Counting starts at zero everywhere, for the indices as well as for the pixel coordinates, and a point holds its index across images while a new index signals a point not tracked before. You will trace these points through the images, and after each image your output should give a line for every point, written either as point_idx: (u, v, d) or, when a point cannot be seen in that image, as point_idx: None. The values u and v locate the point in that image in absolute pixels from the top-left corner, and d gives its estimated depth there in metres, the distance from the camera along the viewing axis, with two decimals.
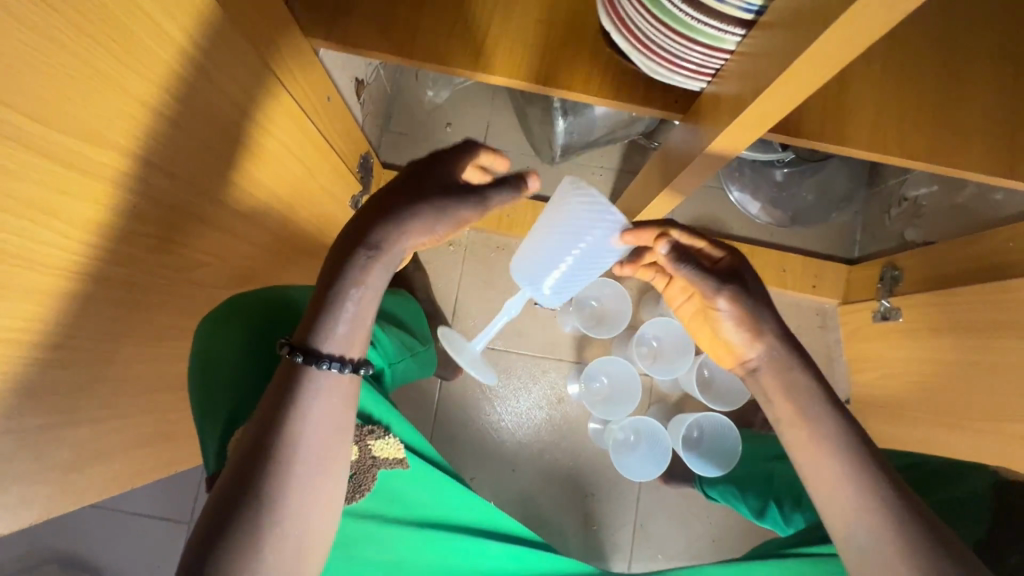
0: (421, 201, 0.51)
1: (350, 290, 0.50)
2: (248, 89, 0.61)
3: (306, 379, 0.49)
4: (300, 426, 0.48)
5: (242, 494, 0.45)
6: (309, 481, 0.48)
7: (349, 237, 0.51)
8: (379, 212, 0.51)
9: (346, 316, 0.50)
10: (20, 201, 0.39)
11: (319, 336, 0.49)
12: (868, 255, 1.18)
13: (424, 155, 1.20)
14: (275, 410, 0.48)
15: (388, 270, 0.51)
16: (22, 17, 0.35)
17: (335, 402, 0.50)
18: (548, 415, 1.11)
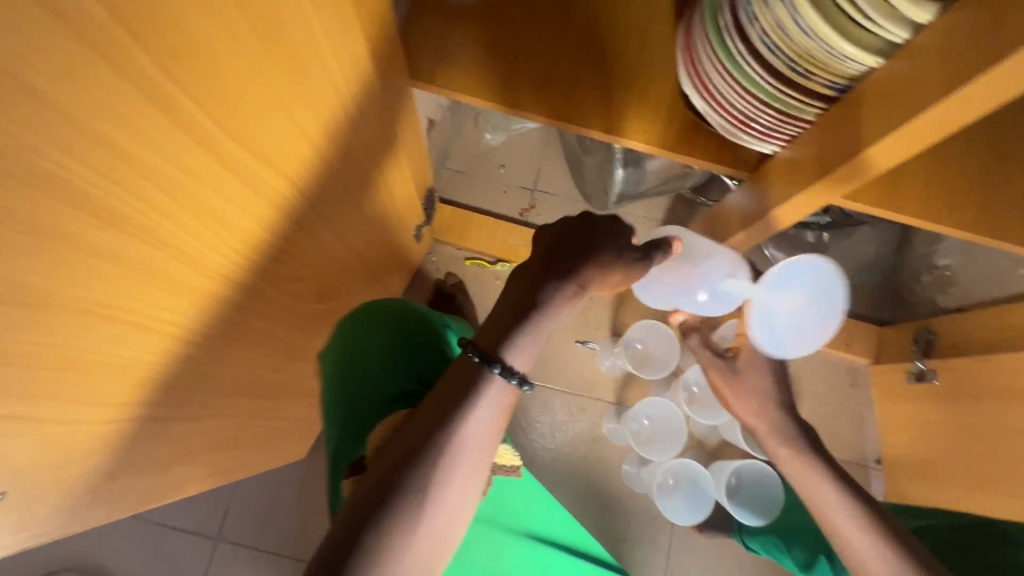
0: (610, 241, 0.57)
1: (544, 316, 0.54)
2: (368, 124, 0.67)
3: (483, 385, 0.52)
4: (467, 427, 0.51)
5: (404, 476, 0.48)
6: (465, 481, 0.51)
7: (553, 265, 0.56)
8: (582, 245, 0.56)
9: (533, 339, 0.54)
10: (197, 202, 0.43)
11: (510, 351, 0.53)
12: (898, 319, 1.22)
13: (477, 192, 1.26)
14: (444, 405, 0.52)
15: (575, 302, 0.56)
16: (244, 48, 0.40)
17: (500, 412, 0.53)
18: (585, 453, 1.13)
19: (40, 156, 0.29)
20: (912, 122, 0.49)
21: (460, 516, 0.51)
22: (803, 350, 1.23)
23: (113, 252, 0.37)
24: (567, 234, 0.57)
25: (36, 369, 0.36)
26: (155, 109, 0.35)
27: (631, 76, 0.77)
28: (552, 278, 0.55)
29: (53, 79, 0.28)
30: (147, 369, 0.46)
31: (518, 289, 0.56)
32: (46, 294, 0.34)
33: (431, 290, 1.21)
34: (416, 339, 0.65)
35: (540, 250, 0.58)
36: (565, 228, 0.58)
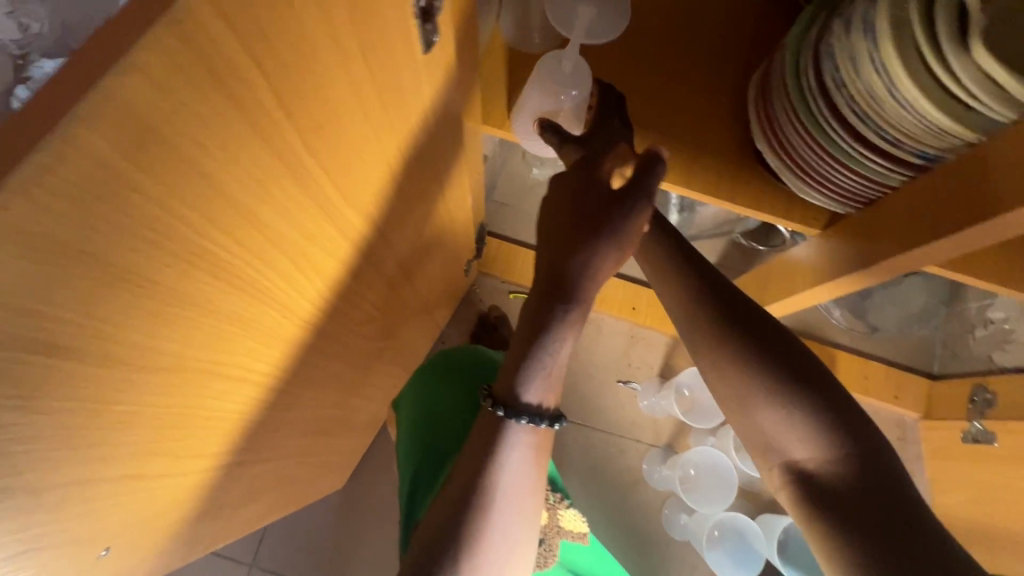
0: (595, 236, 0.51)
1: (548, 353, 0.51)
2: (441, 169, 0.68)
3: (504, 432, 0.51)
4: (501, 475, 0.50)
5: (452, 536, 0.48)
6: (507, 529, 0.50)
7: (549, 294, 0.51)
8: (574, 266, 0.51)
9: (545, 373, 0.52)
10: (308, 260, 0.43)
11: (522, 392, 0.51)
12: (948, 372, 1.19)
13: (523, 225, 1.26)
14: (481, 456, 0.51)
15: (582, 321, 0.52)
16: (371, 115, 0.41)
17: (531, 452, 0.52)
18: (625, 497, 1.11)
19: (197, 233, 0.29)
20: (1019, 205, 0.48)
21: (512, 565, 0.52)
22: None
23: (235, 315, 0.37)
24: (554, 252, 0.52)
25: (156, 429, 0.36)
26: (291, 181, 0.35)
27: (700, 129, 0.77)
28: (553, 315, 0.51)
29: (221, 163, 0.28)
30: (240, 419, 0.47)
31: (519, 331, 0.52)
32: (179, 359, 0.34)
33: (473, 321, 1.21)
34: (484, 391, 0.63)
35: (535, 273, 0.53)
36: (553, 240, 0.53)
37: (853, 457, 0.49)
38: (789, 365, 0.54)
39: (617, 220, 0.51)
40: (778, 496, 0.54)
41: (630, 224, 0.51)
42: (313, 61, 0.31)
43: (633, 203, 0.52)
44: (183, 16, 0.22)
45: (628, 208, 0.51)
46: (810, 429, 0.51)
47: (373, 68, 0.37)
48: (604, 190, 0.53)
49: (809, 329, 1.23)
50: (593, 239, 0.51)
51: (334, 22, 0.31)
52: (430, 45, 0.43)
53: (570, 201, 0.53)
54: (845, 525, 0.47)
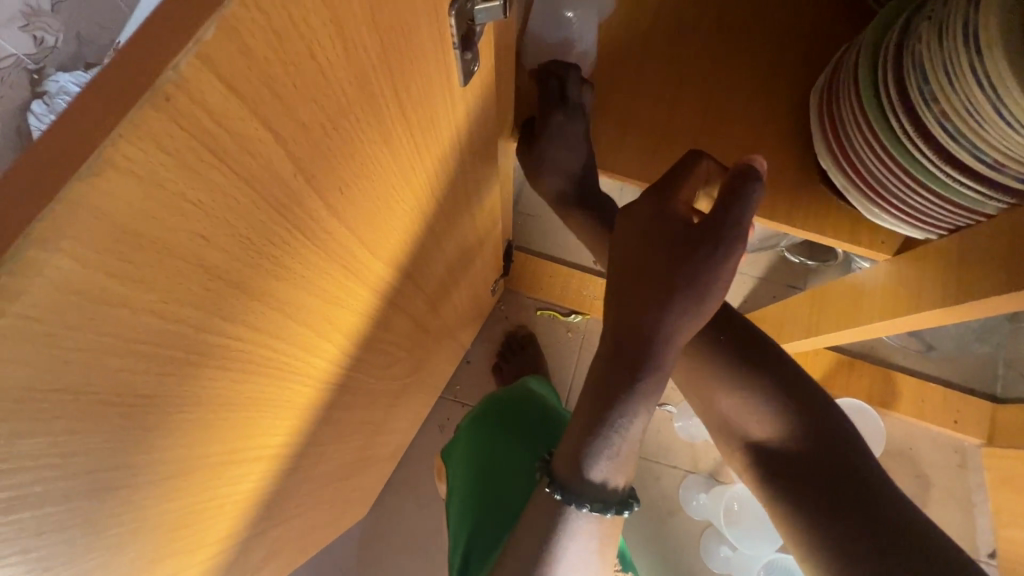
0: (669, 291, 0.44)
1: (614, 428, 0.45)
2: (470, 196, 0.62)
3: (564, 519, 0.45)
4: (561, 564, 0.46)
5: None
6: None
7: (617, 359, 0.45)
8: (645, 325, 0.45)
9: (613, 452, 0.45)
10: (331, 322, 0.38)
11: (585, 471, 0.45)
12: (1014, 396, 1.09)
13: (552, 239, 1.20)
14: (536, 544, 0.46)
15: (658, 390, 0.46)
16: (402, 162, 0.35)
17: (596, 542, 0.46)
18: (660, 526, 1.05)
19: (205, 332, 0.24)
20: None
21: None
22: (905, 425, 1.12)
23: (249, 400, 0.32)
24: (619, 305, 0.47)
25: (163, 535, 0.31)
26: (312, 251, 0.30)
27: (753, 145, 0.69)
28: (620, 383, 0.45)
29: (228, 253, 0.23)
30: (256, 495, 0.42)
31: (583, 397, 0.46)
32: (185, 462, 0.29)
33: (499, 340, 1.15)
34: (535, 433, 0.59)
35: (603, 331, 0.48)
36: (622, 292, 0.47)
37: (809, 435, 0.47)
38: (743, 344, 0.52)
39: (696, 268, 0.43)
40: (741, 477, 0.52)
41: (714, 271, 0.43)
42: (338, 115, 0.25)
43: (715, 241, 0.43)
44: (172, 89, 0.16)
45: (706, 250, 0.43)
46: (768, 408, 0.49)
47: (406, 111, 0.32)
48: (676, 230, 0.45)
49: (860, 350, 1.14)
50: (666, 293, 0.44)
51: (363, 67, 0.25)
52: (469, 75, 0.37)
53: (640, 245, 0.47)
54: (803, 499, 0.45)
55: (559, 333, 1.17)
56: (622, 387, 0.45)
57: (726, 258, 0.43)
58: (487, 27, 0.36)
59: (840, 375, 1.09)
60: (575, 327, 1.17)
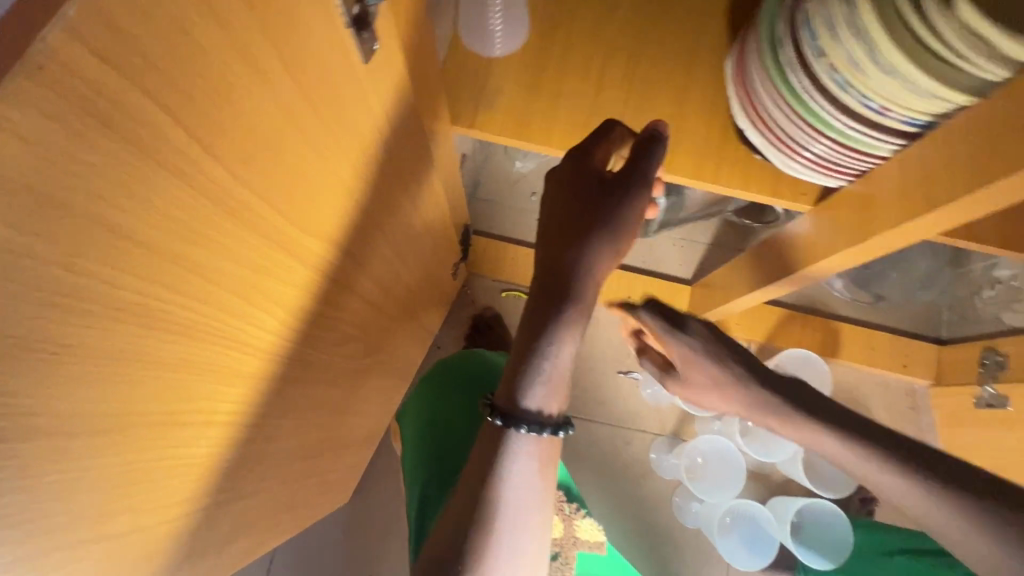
0: (588, 235, 0.49)
1: (544, 357, 0.50)
2: (408, 178, 0.65)
3: (508, 443, 0.50)
4: (508, 488, 0.49)
5: (456, 556, 0.48)
6: (517, 543, 0.49)
7: (543, 296, 0.50)
8: (566, 265, 0.50)
9: (545, 379, 0.50)
10: (263, 291, 0.41)
11: (521, 399, 0.50)
12: (958, 337, 1.15)
13: (511, 223, 1.25)
14: (483, 471, 0.50)
15: (583, 322, 0.51)
16: (312, 137, 0.38)
17: (537, 463, 0.51)
18: (633, 489, 1.09)
19: (121, 289, 0.27)
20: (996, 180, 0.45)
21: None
22: (859, 375, 1.17)
23: (182, 362, 0.35)
24: (544, 254, 0.51)
25: (113, 490, 0.34)
26: (226, 220, 0.33)
27: (675, 112, 0.73)
28: (548, 316, 0.50)
29: (134, 215, 0.26)
30: (211, 462, 0.45)
31: (517, 337, 0.52)
32: (121, 417, 0.32)
33: (467, 324, 1.18)
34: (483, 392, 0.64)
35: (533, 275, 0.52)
36: (546, 239, 0.52)
37: (1007, 533, 0.44)
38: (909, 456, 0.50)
39: (609, 213, 0.49)
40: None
41: (624, 216, 0.49)
42: (227, 89, 0.28)
43: (625, 190, 0.49)
44: (43, 59, 0.19)
45: (621, 201, 0.49)
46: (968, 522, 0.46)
47: (306, 89, 0.35)
48: (593, 185, 0.50)
49: (811, 307, 1.19)
50: (584, 235, 0.49)
51: (246, 46, 0.28)
52: (371, 55, 0.40)
53: (560, 196, 0.52)
54: None
55: None
56: (549, 319, 0.50)
57: (635, 203, 0.49)
58: (383, 9, 0.39)
59: (795, 331, 1.14)
60: None
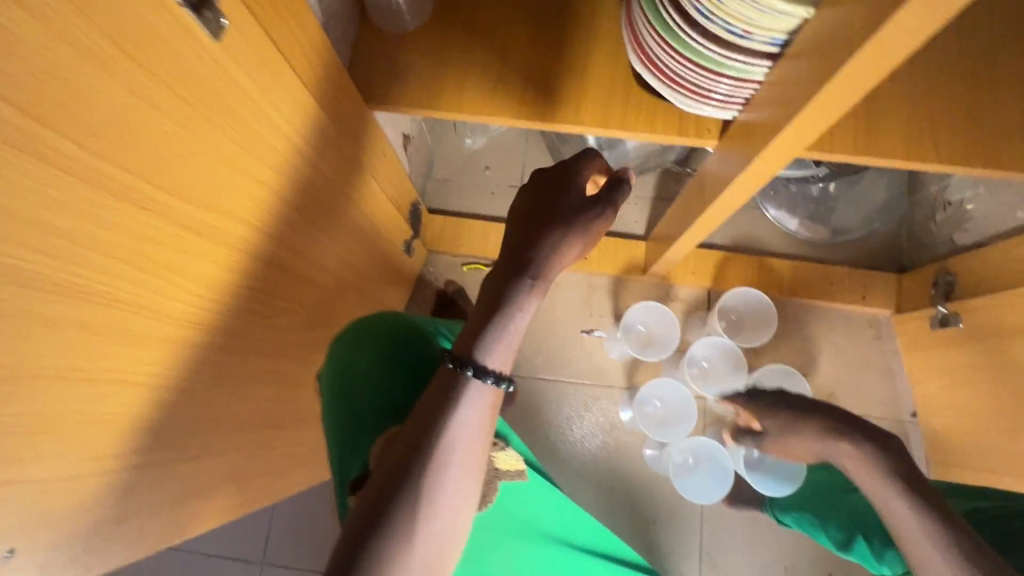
0: (565, 229, 0.58)
1: (511, 320, 0.57)
2: (316, 155, 0.69)
3: (463, 390, 0.55)
4: (454, 431, 0.54)
5: (394, 491, 0.52)
6: (458, 484, 0.54)
7: (515, 270, 0.58)
8: (537, 247, 0.58)
9: (506, 339, 0.57)
10: (155, 259, 0.46)
11: (483, 352, 0.56)
12: (917, 263, 1.16)
13: (468, 198, 1.29)
14: (432, 416, 0.55)
15: (542, 299, 0.59)
16: (171, 112, 0.43)
17: (485, 411, 0.56)
18: (603, 442, 1.12)
19: None
20: (827, 83, 0.48)
21: (452, 524, 0.54)
22: (820, 309, 1.18)
23: (72, 320, 0.40)
24: (517, 239, 0.59)
25: (27, 437, 0.39)
26: (88, 190, 0.37)
27: (574, 64, 0.76)
28: (516, 288, 0.57)
29: None
30: (138, 421, 0.50)
31: (483, 301, 0.59)
32: (16, 369, 0.37)
33: (432, 300, 1.22)
34: (400, 349, 0.66)
35: (502, 253, 0.60)
36: (522, 224, 0.59)
37: None
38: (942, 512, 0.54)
39: (583, 213, 0.58)
40: None
41: (595, 217, 0.58)
42: (52, 69, 0.32)
43: (603, 199, 0.58)
44: None
45: (599, 211, 0.58)
46: None
47: (147, 66, 0.39)
48: (576, 196, 0.58)
49: (764, 249, 1.20)
50: (557, 228, 0.57)
51: (61, 28, 0.32)
52: (220, 31, 0.46)
53: (539, 192, 0.60)
54: None
55: None
56: (517, 289, 0.57)
57: (608, 211, 0.59)
58: None
59: (751, 271, 1.15)
60: None
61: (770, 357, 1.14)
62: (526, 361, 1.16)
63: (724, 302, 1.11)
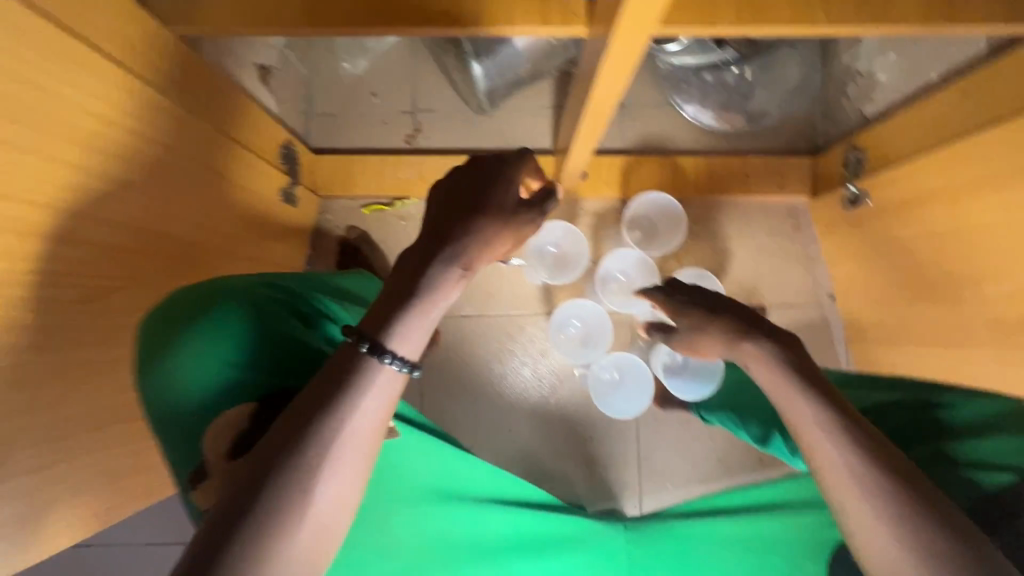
0: (497, 220, 0.55)
1: (432, 304, 0.52)
2: (97, 98, 0.58)
3: (365, 367, 0.49)
4: (346, 412, 0.48)
5: (264, 479, 0.44)
6: (346, 473, 0.47)
7: (441, 254, 0.53)
8: (467, 232, 0.54)
9: (421, 324, 0.52)
10: None
11: (394, 332, 0.50)
12: (831, 141, 1.12)
13: (358, 133, 1.15)
14: (323, 397, 0.48)
15: (463, 290, 0.55)
16: None
17: (385, 394, 0.50)
18: (534, 371, 1.11)
19: None
20: None
21: (341, 518, 0.48)
22: (737, 204, 1.14)
23: None
24: (444, 221, 0.55)
25: None
26: None
27: None
28: (438, 273, 0.52)
29: None
30: None
31: (394, 279, 0.54)
32: None
33: (335, 251, 1.13)
34: (232, 316, 0.57)
35: (425, 234, 0.55)
36: (453, 208, 0.55)
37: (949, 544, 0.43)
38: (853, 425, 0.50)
39: (516, 208, 0.56)
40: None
41: (527, 216, 0.56)
42: None
43: (535, 200, 0.57)
44: None
45: (531, 215, 0.57)
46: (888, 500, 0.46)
47: None
48: (513, 191, 0.56)
49: (676, 148, 1.14)
50: (490, 219, 0.55)
51: None
52: None
53: (472, 179, 0.57)
54: None
55: (390, 223, 1.14)
56: (438, 271, 0.53)
57: (538, 209, 0.57)
58: None
59: (659, 173, 1.10)
60: (405, 214, 1.14)
61: (691, 260, 1.11)
62: None
63: (631, 213, 1.07)
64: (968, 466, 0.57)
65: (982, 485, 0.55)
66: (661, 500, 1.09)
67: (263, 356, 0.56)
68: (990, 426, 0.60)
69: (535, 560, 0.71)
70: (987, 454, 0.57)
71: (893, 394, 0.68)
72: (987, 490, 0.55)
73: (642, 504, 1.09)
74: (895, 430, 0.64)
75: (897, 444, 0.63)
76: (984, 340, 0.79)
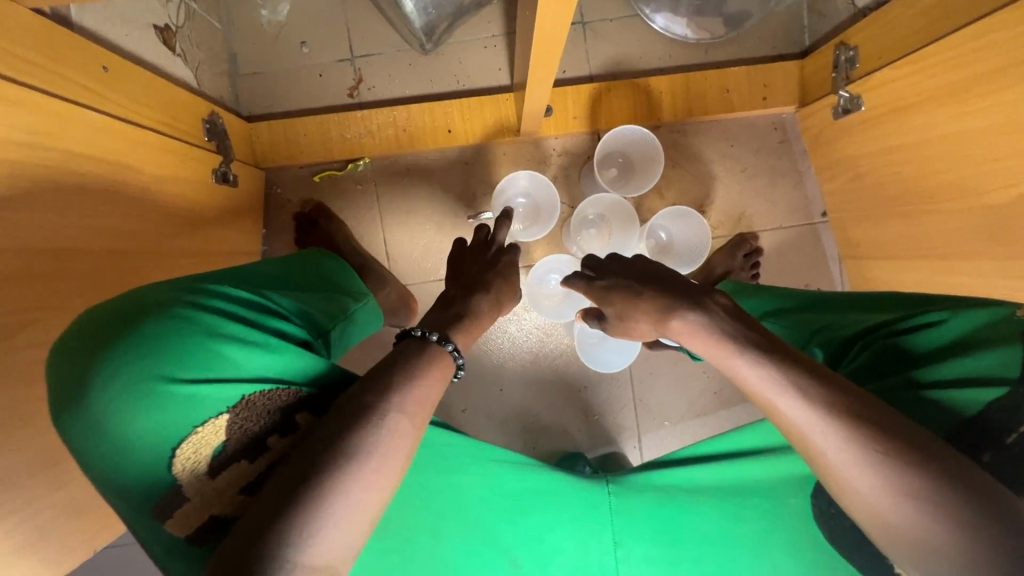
0: (505, 279, 0.76)
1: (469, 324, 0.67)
2: None
3: (427, 348, 0.56)
4: (402, 382, 0.50)
5: (327, 442, 0.45)
6: (402, 435, 0.47)
7: (477, 291, 0.70)
8: (489, 282, 0.73)
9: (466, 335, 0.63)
10: None
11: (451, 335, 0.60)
12: (820, 40, 1.01)
13: (291, 90, 1.02)
14: (381, 375, 0.51)
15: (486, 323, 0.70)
16: None
17: (436, 375, 0.53)
18: (519, 327, 1.08)
19: None
20: None
21: (382, 494, 0.45)
22: (718, 124, 1.05)
23: None
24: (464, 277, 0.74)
25: None
26: None
27: None
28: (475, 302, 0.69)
29: None
30: None
31: (440, 307, 0.67)
32: None
33: (291, 227, 1.04)
34: (160, 325, 0.52)
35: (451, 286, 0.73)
36: (471, 269, 0.76)
37: (929, 467, 0.41)
38: (802, 366, 0.49)
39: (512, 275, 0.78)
40: (861, 506, 0.44)
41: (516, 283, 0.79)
42: None
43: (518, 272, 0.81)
44: None
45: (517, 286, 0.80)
46: (851, 436, 0.43)
47: None
48: (509, 263, 0.79)
49: (649, 67, 1.03)
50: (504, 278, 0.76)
51: None
52: None
53: (479, 250, 0.80)
54: (959, 504, 0.40)
55: (346, 189, 1.04)
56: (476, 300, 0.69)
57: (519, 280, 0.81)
58: None
59: (630, 98, 1.00)
60: (361, 178, 1.04)
61: (673, 191, 1.04)
62: (416, 267, 1.04)
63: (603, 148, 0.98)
64: (942, 389, 0.52)
65: (961, 407, 0.50)
66: (660, 439, 1.08)
67: (208, 364, 0.52)
68: (962, 343, 0.53)
69: (524, 528, 0.71)
70: (962, 372, 0.52)
71: (856, 324, 0.61)
72: (968, 412, 0.49)
73: (642, 445, 1.08)
74: (861, 364, 0.58)
75: (864, 380, 0.57)
76: (982, 251, 0.75)
